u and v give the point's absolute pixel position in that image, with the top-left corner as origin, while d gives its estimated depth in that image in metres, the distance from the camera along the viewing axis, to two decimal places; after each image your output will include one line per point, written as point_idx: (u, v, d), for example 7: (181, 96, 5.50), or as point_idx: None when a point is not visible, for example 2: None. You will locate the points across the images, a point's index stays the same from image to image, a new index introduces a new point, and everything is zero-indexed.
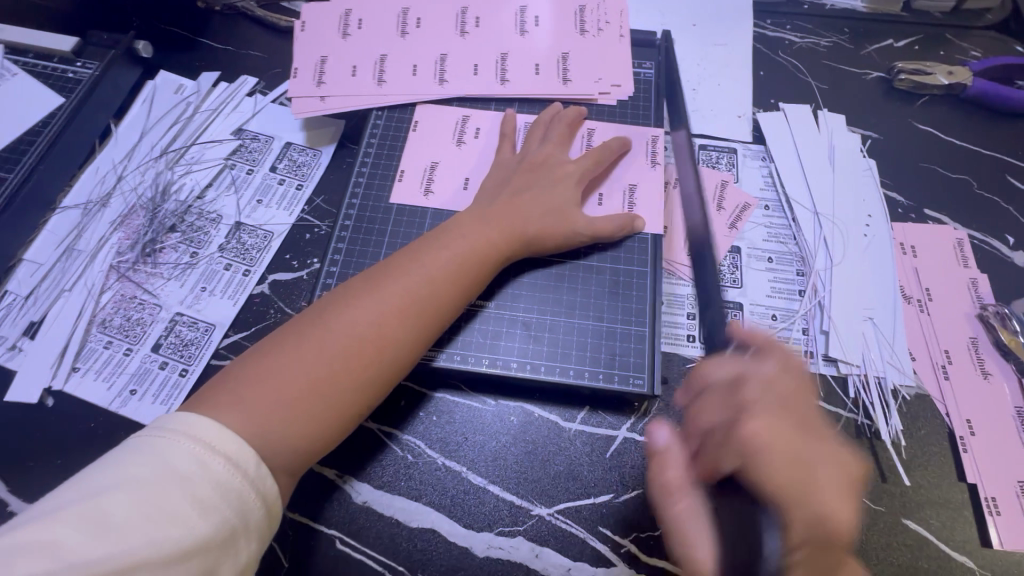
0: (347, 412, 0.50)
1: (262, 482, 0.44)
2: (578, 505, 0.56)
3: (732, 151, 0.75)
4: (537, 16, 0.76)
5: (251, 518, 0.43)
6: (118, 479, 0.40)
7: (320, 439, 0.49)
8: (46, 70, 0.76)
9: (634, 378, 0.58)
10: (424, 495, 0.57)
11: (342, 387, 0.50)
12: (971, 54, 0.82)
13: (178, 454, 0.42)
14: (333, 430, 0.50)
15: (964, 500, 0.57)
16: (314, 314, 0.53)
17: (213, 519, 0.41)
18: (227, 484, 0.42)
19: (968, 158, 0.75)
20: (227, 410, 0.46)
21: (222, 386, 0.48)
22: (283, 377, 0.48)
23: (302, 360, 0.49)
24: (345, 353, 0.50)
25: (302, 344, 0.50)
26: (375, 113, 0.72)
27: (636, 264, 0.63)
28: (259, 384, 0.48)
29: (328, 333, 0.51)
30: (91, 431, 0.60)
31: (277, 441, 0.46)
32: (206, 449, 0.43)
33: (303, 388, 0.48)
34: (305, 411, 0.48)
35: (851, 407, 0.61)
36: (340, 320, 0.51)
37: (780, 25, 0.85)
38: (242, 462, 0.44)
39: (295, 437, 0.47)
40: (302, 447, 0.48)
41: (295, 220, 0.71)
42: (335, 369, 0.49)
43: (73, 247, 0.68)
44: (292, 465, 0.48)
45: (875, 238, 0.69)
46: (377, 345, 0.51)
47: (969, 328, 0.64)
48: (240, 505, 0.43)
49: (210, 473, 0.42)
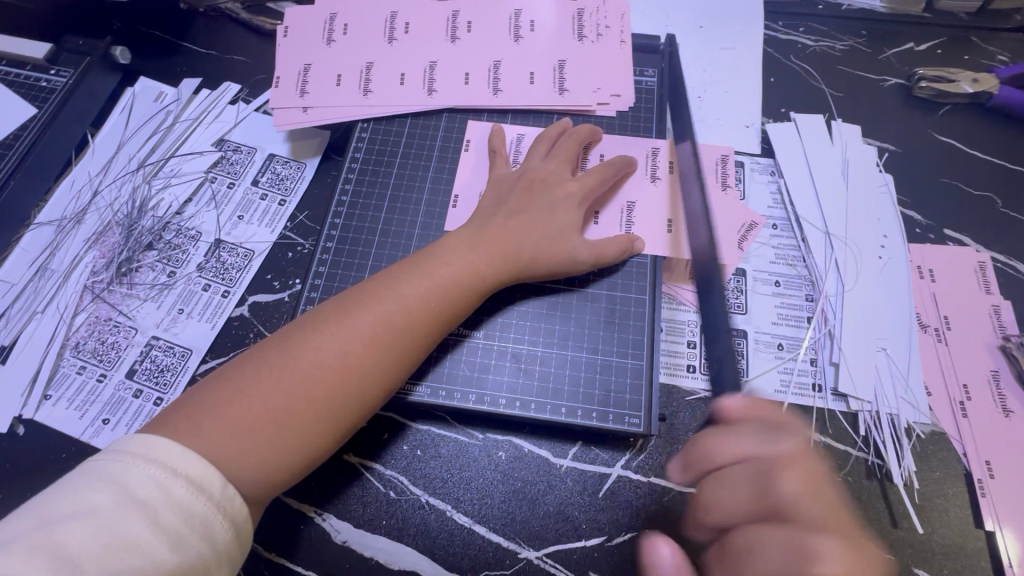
0: (312, 445, 0.47)
1: (229, 504, 0.42)
2: (569, 548, 0.53)
3: (739, 165, 0.71)
4: (533, 19, 0.72)
5: (220, 543, 0.41)
6: (75, 505, 0.38)
7: (282, 472, 0.46)
8: (20, 79, 0.73)
9: (630, 415, 0.55)
10: (406, 535, 0.54)
11: (310, 418, 0.46)
12: (997, 59, 0.77)
13: (137, 477, 0.39)
14: (298, 464, 0.46)
15: (981, 547, 0.53)
16: (283, 337, 0.49)
17: (176, 546, 0.38)
18: (190, 509, 0.40)
19: (992, 173, 0.70)
20: (187, 437, 0.43)
21: (186, 410, 0.45)
22: (247, 404, 0.45)
23: (267, 387, 0.46)
24: (313, 383, 0.47)
25: (268, 370, 0.47)
26: (361, 125, 0.69)
27: (634, 290, 0.60)
28: (220, 411, 0.44)
29: (293, 359, 0.47)
30: (63, 462, 0.57)
31: (239, 473, 0.43)
32: (167, 472, 0.40)
33: (265, 418, 0.45)
34: (266, 444, 0.45)
35: (860, 445, 0.57)
36: (310, 346, 0.48)
37: (793, 27, 0.80)
38: (206, 485, 0.41)
39: (256, 470, 0.44)
40: (264, 482, 0.45)
41: (277, 237, 0.68)
42: (301, 398, 0.46)
43: (47, 267, 0.66)
44: (256, 496, 0.45)
45: (890, 261, 0.64)
46: (348, 376, 0.48)
47: (990, 361, 0.60)
48: (205, 530, 0.40)
49: (171, 499, 0.39)
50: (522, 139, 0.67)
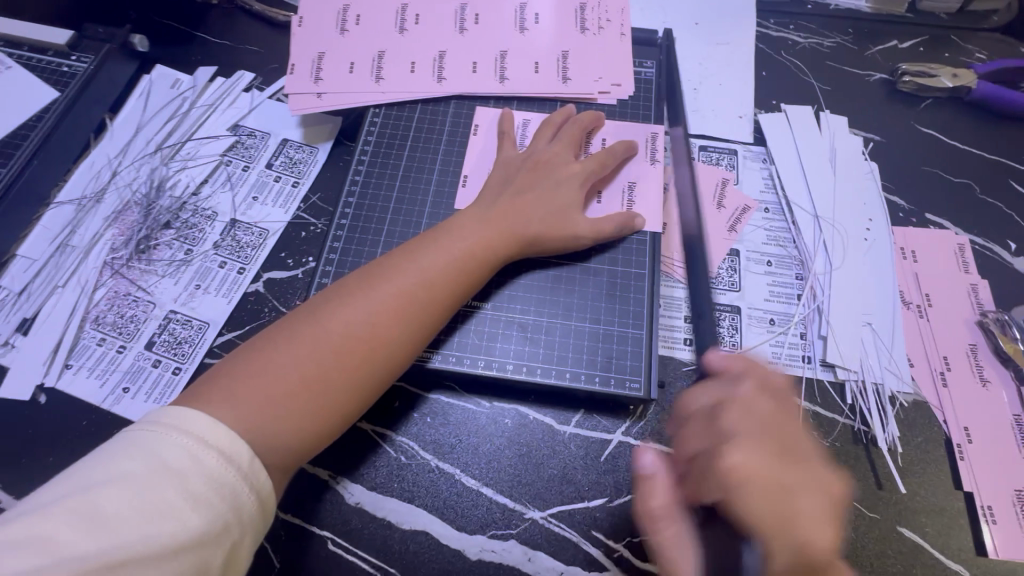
0: (339, 410, 0.50)
1: (255, 476, 0.44)
2: (572, 508, 0.56)
3: (732, 152, 0.75)
4: (537, 13, 0.75)
5: (245, 514, 0.43)
6: (110, 472, 0.40)
7: (311, 437, 0.48)
8: (40, 64, 0.75)
9: (631, 381, 0.58)
10: (417, 497, 0.57)
11: (337, 385, 0.49)
12: (975, 56, 0.81)
13: (169, 447, 0.42)
14: (327, 428, 0.49)
15: (959, 507, 0.56)
16: (308, 310, 0.52)
17: (205, 512, 0.40)
18: (219, 478, 0.42)
19: (970, 162, 0.74)
20: (221, 405, 0.45)
21: (217, 381, 0.48)
22: (277, 373, 0.48)
23: (296, 356, 0.49)
24: (339, 351, 0.50)
25: (295, 341, 0.50)
26: (373, 111, 0.72)
27: (634, 266, 0.63)
28: (253, 378, 0.47)
29: (319, 329, 0.50)
30: (85, 428, 0.59)
31: (270, 438, 0.46)
32: (199, 443, 0.42)
33: (295, 385, 0.48)
34: (297, 409, 0.47)
35: (847, 412, 0.60)
36: (333, 318, 0.51)
37: (783, 25, 0.84)
38: (235, 457, 0.43)
39: (286, 435, 0.47)
40: (295, 445, 0.47)
41: (291, 217, 0.70)
42: (328, 366, 0.49)
43: (68, 243, 0.68)
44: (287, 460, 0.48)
45: (875, 243, 0.68)
46: (372, 345, 0.51)
47: (968, 335, 0.63)
48: (232, 499, 0.42)
49: (201, 468, 0.41)
50: (527, 124, 0.70)
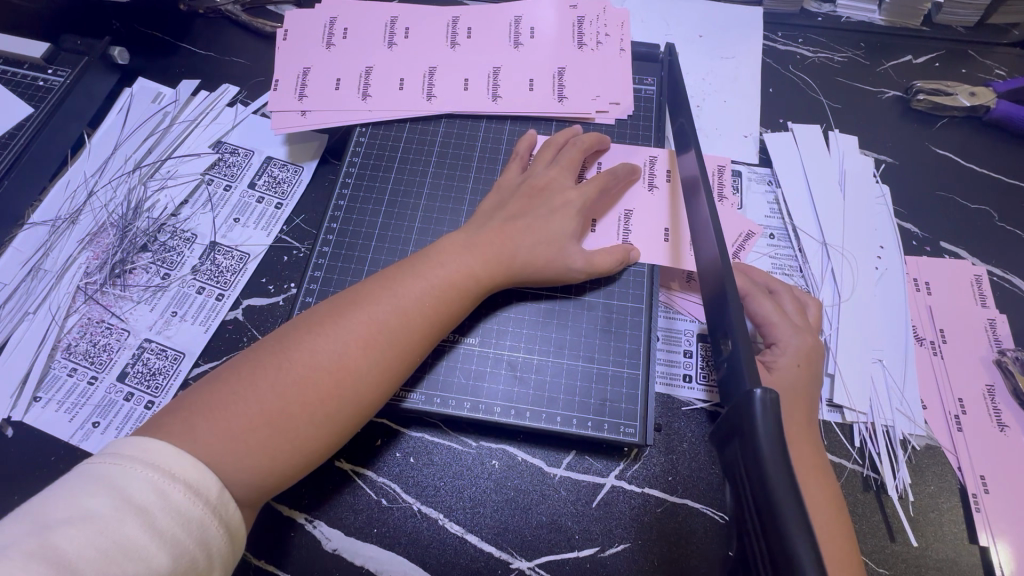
0: (309, 447, 0.46)
1: (224, 510, 0.41)
2: (561, 559, 0.53)
3: (736, 174, 0.71)
4: (533, 26, 0.72)
5: (215, 550, 0.40)
6: (71, 510, 0.37)
7: (279, 474, 0.45)
8: (17, 78, 0.72)
9: (625, 425, 0.55)
10: (398, 544, 0.54)
11: (305, 420, 0.46)
12: (994, 72, 0.77)
13: (133, 481, 0.39)
14: (295, 465, 0.46)
15: (975, 562, 0.53)
16: (279, 338, 0.49)
17: (174, 551, 0.38)
18: (187, 514, 0.39)
19: (988, 187, 0.70)
20: (180, 441, 0.42)
21: (177, 413, 0.44)
22: (240, 406, 0.45)
23: (259, 386, 0.46)
24: (308, 383, 0.46)
25: (263, 371, 0.47)
26: (359, 130, 0.69)
27: (631, 300, 0.60)
28: (216, 411, 0.44)
29: (288, 359, 0.47)
30: (53, 464, 0.57)
31: (231, 479, 0.43)
32: (164, 476, 0.39)
33: (259, 420, 0.45)
34: (260, 446, 0.44)
35: (856, 457, 0.57)
36: (303, 347, 0.48)
37: (792, 38, 0.81)
38: (203, 490, 0.40)
39: (250, 474, 0.43)
40: (259, 483, 0.44)
41: (272, 241, 0.67)
42: (293, 398, 0.46)
43: (40, 267, 0.65)
44: (251, 501, 0.44)
45: (887, 273, 0.65)
46: (342, 379, 0.47)
47: (985, 374, 0.60)
48: (201, 535, 0.39)
49: (169, 503, 0.39)
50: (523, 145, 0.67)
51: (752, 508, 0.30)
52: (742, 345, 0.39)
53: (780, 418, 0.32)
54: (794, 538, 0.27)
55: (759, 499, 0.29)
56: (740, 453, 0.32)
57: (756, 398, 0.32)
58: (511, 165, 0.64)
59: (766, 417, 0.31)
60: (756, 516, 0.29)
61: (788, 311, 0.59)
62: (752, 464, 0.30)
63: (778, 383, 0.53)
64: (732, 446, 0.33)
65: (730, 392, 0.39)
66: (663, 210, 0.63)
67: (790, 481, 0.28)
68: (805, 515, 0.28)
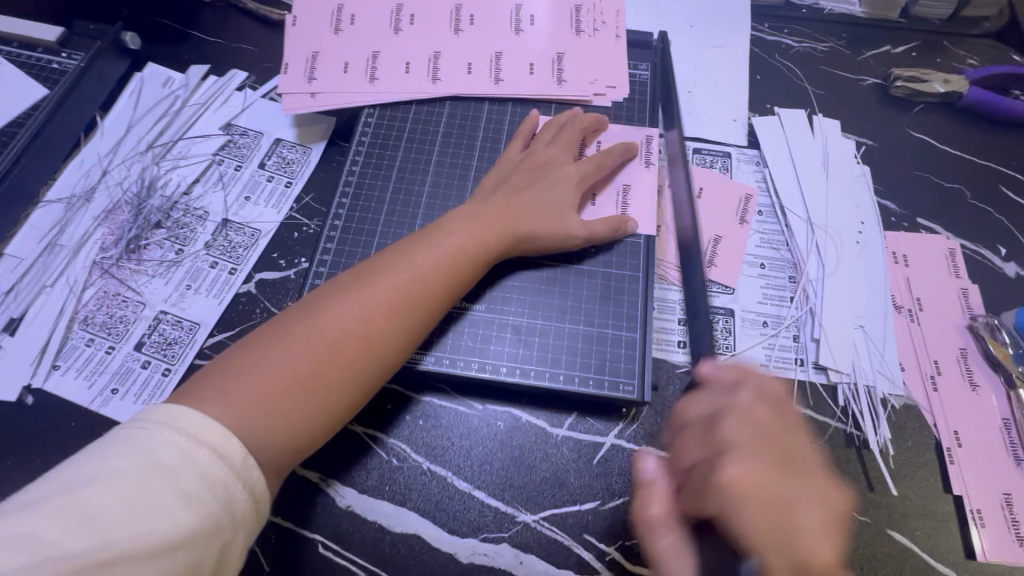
0: (336, 408, 0.49)
1: (248, 473, 0.43)
2: (564, 512, 0.56)
3: (726, 155, 0.75)
4: (533, 14, 0.75)
5: (238, 512, 0.42)
6: (100, 470, 0.40)
7: (308, 434, 0.48)
8: (30, 61, 0.74)
9: (624, 384, 0.58)
10: (409, 500, 0.56)
11: (331, 383, 0.49)
12: (967, 62, 0.82)
13: (159, 444, 0.41)
14: (325, 424, 0.49)
15: (949, 511, 0.57)
16: (301, 309, 0.52)
17: (197, 510, 0.40)
18: (210, 475, 0.41)
19: (961, 167, 0.75)
20: (216, 405, 0.45)
21: (210, 379, 0.47)
22: (269, 371, 0.47)
23: (287, 353, 0.48)
24: (334, 348, 0.49)
25: (289, 339, 0.49)
26: (366, 111, 0.71)
27: (628, 269, 0.63)
28: (247, 375, 0.47)
29: (312, 327, 0.50)
30: (73, 429, 0.59)
31: (265, 439, 0.45)
32: (191, 440, 0.42)
33: (289, 383, 0.47)
34: (292, 407, 0.47)
35: (840, 416, 0.60)
36: (326, 315, 0.50)
37: (778, 29, 0.85)
38: (227, 453, 0.43)
39: (281, 434, 0.46)
40: (289, 443, 0.47)
41: (283, 218, 0.70)
42: (319, 363, 0.49)
43: (56, 243, 0.67)
44: (281, 461, 0.47)
45: (867, 246, 0.68)
46: (364, 344, 0.50)
47: (959, 339, 0.64)
48: (225, 496, 0.41)
49: (194, 465, 0.41)
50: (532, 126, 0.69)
51: None
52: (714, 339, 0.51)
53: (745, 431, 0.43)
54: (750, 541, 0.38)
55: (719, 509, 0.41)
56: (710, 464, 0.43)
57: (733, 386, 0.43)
58: (515, 144, 0.67)
59: None
60: None
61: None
62: None
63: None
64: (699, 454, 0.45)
65: None
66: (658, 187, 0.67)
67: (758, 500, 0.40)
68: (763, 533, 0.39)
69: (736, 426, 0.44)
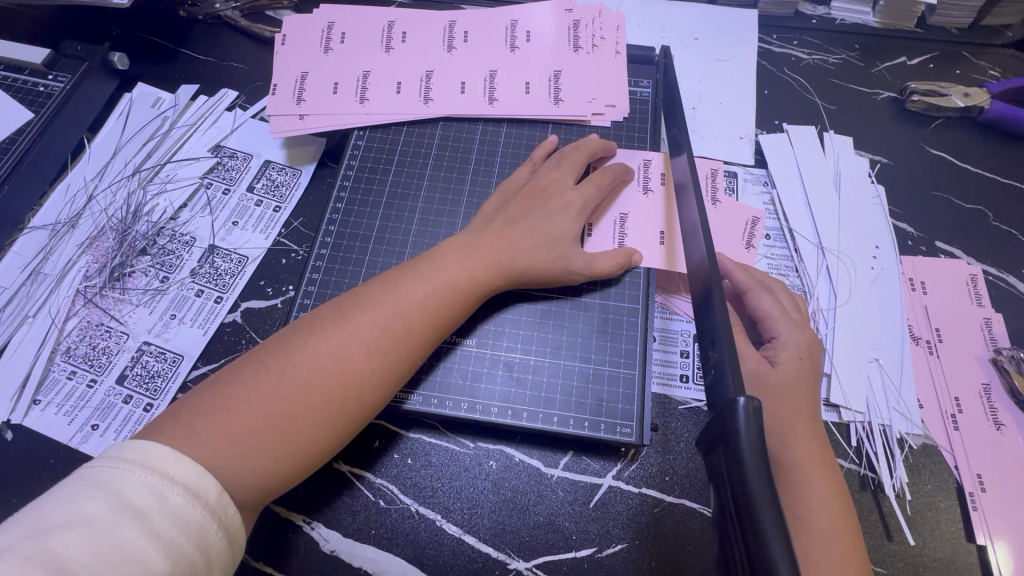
0: (313, 451, 0.47)
1: (224, 513, 0.41)
2: (559, 559, 0.53)
3: (732, 175, 0.72)
4: (529, 30, 0.73)
5: (214, 553, 0.40)
6: (71, 514, 0.37)
7: (280, 477, 0.45)
8: (17, 84, 0.73)
9: (621, 425, 0.55)
10: (396, 545, 0.54)
11: (310, 423, 0.46)
12: (989, 73, 0.78)
13: (132, 484, 0.38)
14: (295, 467, 0.46)
15: (972, 562, 0.53)
16: (280, 341, 0.49)
17: (172, 555, 0.37)
18: (186, 517, 0.39)
19: (983, 186, 0.71)
20: (184, 444, 0.42)
21: (180, 415, 0.44)
22: (243, 409, 0.45)
23: (264, 391, 0.46)
24: (312, 386, 0.47)
25: (266, 375, 0.47)
26: (356, 133, 0.69)
27: (627, 300, 0.60)
28: (220, 414, 0.44)
29: (291, 362, 0.47)
30: (52, 467, 0.57)
31: (234, 481, 0.43)
32: (164, 480, 0.39)
33: (263, 422, 0.45)
34: (263, 449, 0.44)
35: (853, 456, 0.57)
36: (306, 351, 0.48)
37: (787, 40, 0.81)
38: (202, 493, 0.40)
39: (253, 477, 0.44)
40: (261, 487, 0.44)
41: (271, 244, 0.68)
42: (297, 402, 0.46)
43: (40, 271, 0.66)
44: (250, 504, 0.44)
45: (883, 272, 0.65)
46: (346, 383, 0.48)
47: (981, 373, 0.60)
48: (201, 538, 0.39)
49: (167, 506, 0.38)
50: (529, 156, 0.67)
51: (733, 514, 0.30)
52: (726, 351, 0.39)
53: (763, 426, 0.32)
54: (775, 554, 0.27)
55: (742, 511, 0.29)
56: (724, 459, 0.32)
57: (738, 404, 0.32)
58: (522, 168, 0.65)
59: (749, 424, 0.32)
60: (737, 525, 0.29)
61: (786, 308, 0.59)
62: (733, 467, 0.31)
63: (783, 378, 0.53)
64: (716, 451, 0.33)
65: (716, 400, 0.38)
66: (658, 214, 0.64)
67: (772, 494, 0.28)
68: (789, 539, 0.27)
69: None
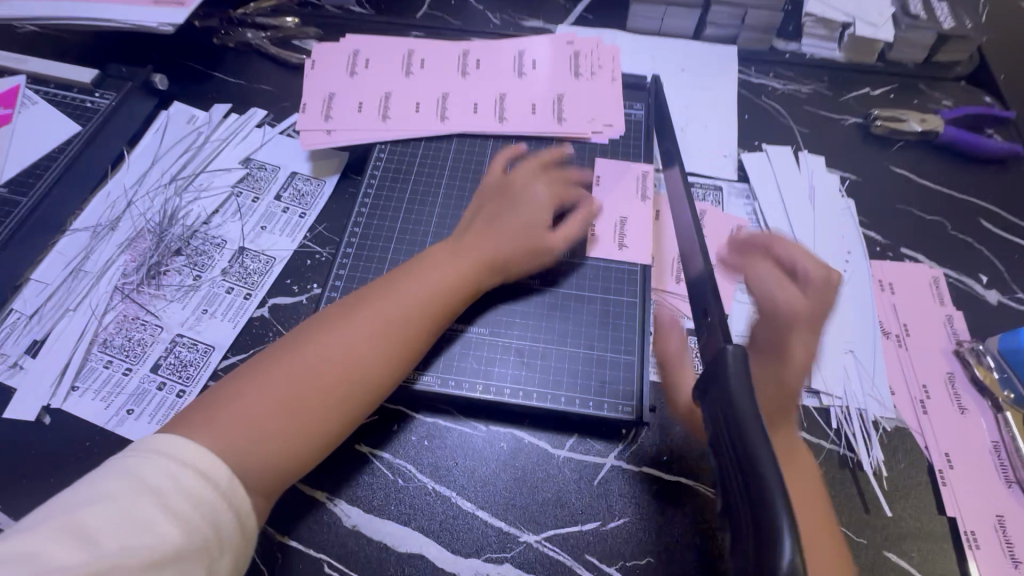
0: (323, 433, 0.51)
1: (234, 494, 0.44)
2: (566, 532, 0.57)
3: (718, 189, 0.79)
4: (534, 59, 0.81)
5: (224, 532, 0.42)
6: (96, 491, 0.41)
7: (294, 458, 0.49)
8: (65, 100, 0.80)
9: (622, 405, 0.60)
10: (414, 520, 0.58)
11: (319, 407, 0.51)
12: (942, 103, 0.88)
13: (150, 465, 0.42)
14: (308, 448, 0.50)
15: (944, 532, 0.58)
16: (287, 338, 0.54)
17: (184, 528, 0.40)
18: (199, 495, 0.42)
19: (941, 200, 0.79)
20: (203, 429, 0.46)
21: (199, 408, 0.49)
22: (258, 397, 0.49)
23: (276, 381, 0.50)
24: (319, 375, 0.52)
25: (277, 366, 0.51)
26: (378, 147, 0.76)
27: (625, 295, 0.66)
28: (236, 402, 0.49)
29: (300, 354, 0.52)
30: (88, 449, 0.60)
31: (253, 460, 0.47)
32: (180, 461, 0.42)
33: (277, 407, 0.49)
34: (278, 431, 0.49)
35: (833, 438, 0.62)
36: (313, 344, 0.53)
37: (763, 72, 0.91)
38: (212, 474, 0.43)
39: (268, 457, 0.48)
40: (276, 467, 0.48)
41: (297, 246, 0.73)
42: (308, 389, 0.51)
43: (81, 269, 0.71)
44: (266, 484, 0.48)
45: (855, 274, 0.72)
46: (353, 370, 0.53)
47: (945, 363, 0.66)
48: (213, 515, 0.42)
49: (180, 485, 0.41)
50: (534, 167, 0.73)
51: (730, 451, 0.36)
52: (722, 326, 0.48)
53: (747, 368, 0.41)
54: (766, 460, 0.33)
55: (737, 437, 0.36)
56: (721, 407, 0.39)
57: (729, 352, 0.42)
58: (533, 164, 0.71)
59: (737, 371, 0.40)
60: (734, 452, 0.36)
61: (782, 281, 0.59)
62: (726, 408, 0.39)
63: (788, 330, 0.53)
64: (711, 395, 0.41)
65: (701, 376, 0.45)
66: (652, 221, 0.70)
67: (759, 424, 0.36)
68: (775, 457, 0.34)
69: (779, 342, 0.52)
